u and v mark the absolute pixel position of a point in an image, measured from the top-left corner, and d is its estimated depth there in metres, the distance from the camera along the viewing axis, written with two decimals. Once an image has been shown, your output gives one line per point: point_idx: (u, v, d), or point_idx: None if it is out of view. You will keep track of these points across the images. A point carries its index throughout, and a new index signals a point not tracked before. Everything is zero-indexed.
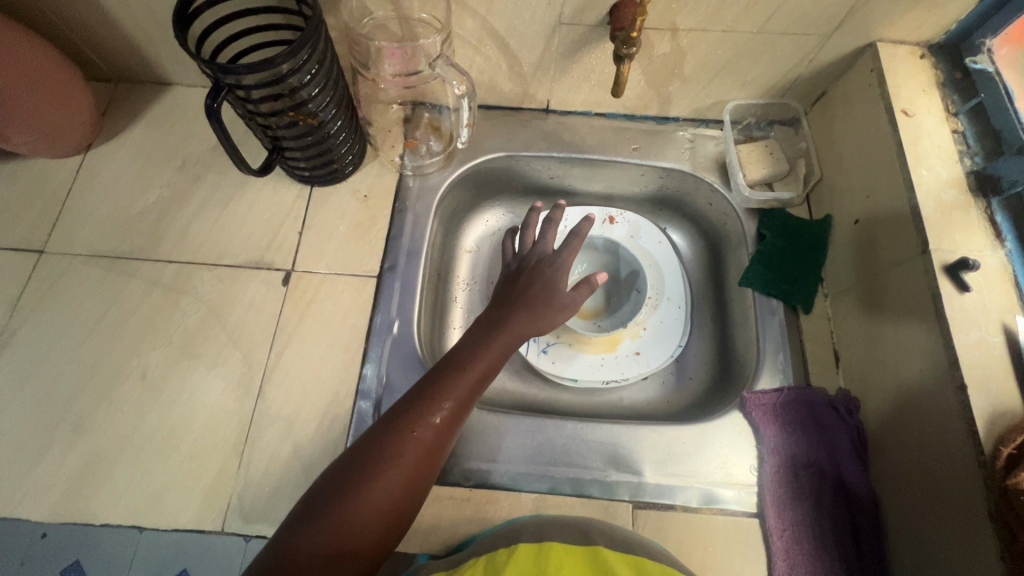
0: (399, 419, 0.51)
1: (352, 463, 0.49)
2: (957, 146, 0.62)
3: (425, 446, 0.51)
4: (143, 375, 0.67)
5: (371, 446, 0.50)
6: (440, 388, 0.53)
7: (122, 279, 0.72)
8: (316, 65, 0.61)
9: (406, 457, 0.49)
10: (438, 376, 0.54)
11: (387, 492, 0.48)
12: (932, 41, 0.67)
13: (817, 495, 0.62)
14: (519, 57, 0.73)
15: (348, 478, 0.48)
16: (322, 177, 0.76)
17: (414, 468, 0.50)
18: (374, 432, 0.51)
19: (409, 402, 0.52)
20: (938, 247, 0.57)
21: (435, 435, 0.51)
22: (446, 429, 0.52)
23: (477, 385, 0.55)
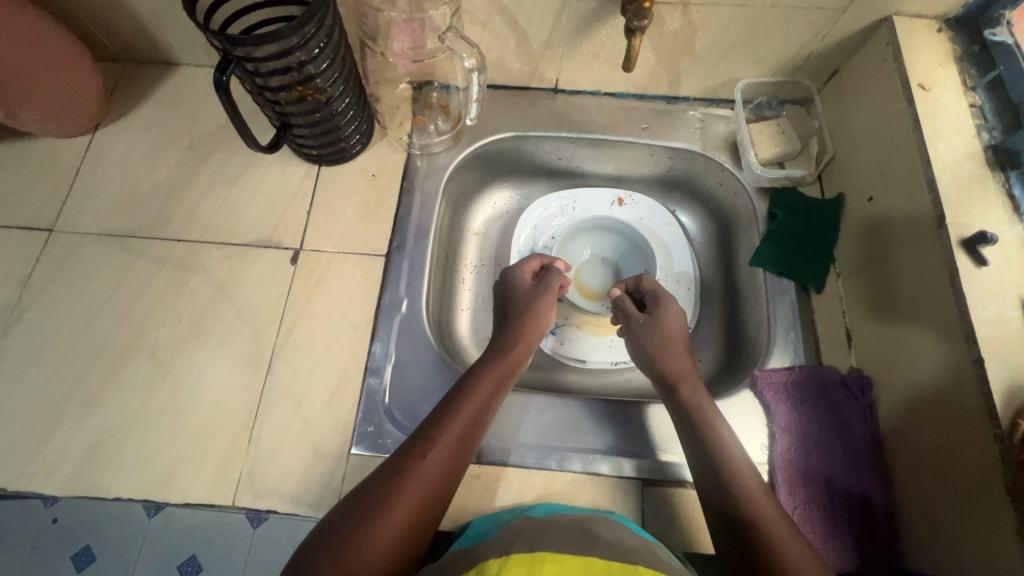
0: (394, 467, 0.52)
1: (358, 505, 0.49)
2: (975, 120, 0.61)
3: (422, 493, 0.51)
4: (152, 352, 0.67)
5: (366, 497, 0.50)
6: (441, 425, 0.55)
7: (132, 257, 0.72)
8: (324, 39, 0.60)
9: (401, 506, 0.49)
10: (432, 423, 0.55)
11: (384, 542, 0.47)
12: (950, 14, 0.66)
13: (709, 469, 0.56)
14: (528, 33, 0.72)
15: (343, 530, 0.47)
16: (330, 156, 0.76)
17: (411, 516, 0.49)
18: (369, 483, 0.51)
19: (404, 452, 0.53)
20: (956, 221, 0.56)
21: (430, 481, 0.51)
22: (442, 475, 0.52)
23: (470, 430, 0.56)
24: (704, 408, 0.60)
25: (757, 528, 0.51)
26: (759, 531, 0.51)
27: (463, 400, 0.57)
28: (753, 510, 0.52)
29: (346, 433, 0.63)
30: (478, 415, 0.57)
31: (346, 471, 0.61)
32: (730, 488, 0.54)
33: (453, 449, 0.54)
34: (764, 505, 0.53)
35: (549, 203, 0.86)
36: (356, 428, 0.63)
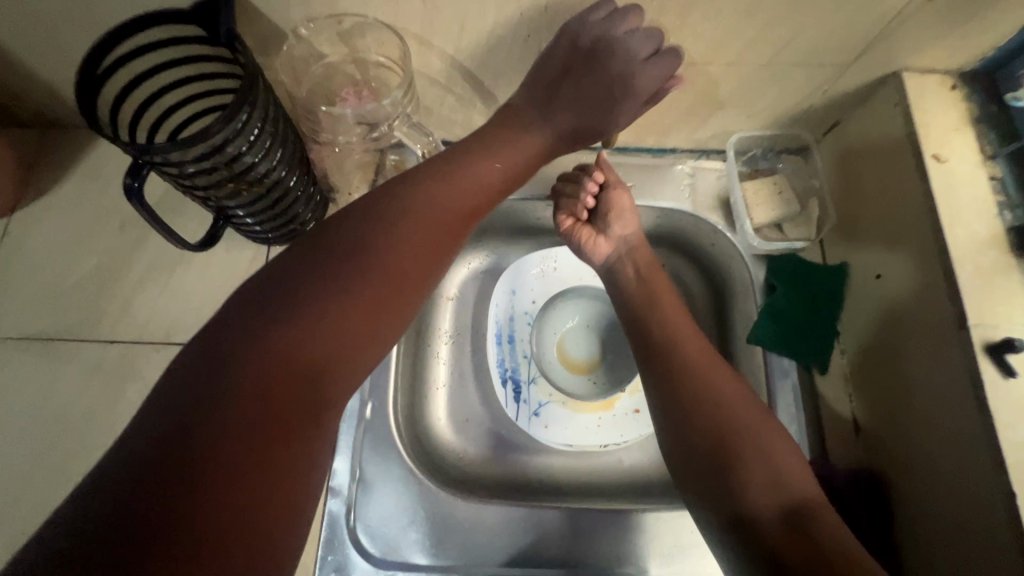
0: (383, 205, 0.47)
1: (307, 275, 0.42)
2: (995, 196, 0.55)
3: (384, 281, 0.43)
4: (87, 477, 0.60)
5: (310, 281, 0.41)
6: (421, 205, 0.48)
7: (60, 365, 0.64)
8: (259, 127, 0.52)
9: (374, 288, 0.43)
10: (406, 194, 0.48)
11: (330, 339, 0.39)
12: (964, 69, 0.59)
13: (674, 362, 0.58)
14: (496, 95, 0.64)
15: (279, 332, 0.38)
16: (281, 237, 0.68)
17: (371, 316, 0.42)
18: (304, 253, 0.43)
19: (356, 225, 0.45)
20: (979, 322, 0.50)
21: (387, 299, 0.43)
22: (405, 277, 0.45)
23: (428, 256, 0.47)
24: (659, 300, 0.63)
25: (723, 420, 0.54)
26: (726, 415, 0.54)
27: (429, 193, 0.49)
28: (719, 400, 0.54)
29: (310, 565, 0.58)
30: (464, 215, 0.51)
31: None
32: (689, 376, 0.56)
33: (418, 260, 0.46)
34: (725, 388, 0.55)
35: (531, 266, 0.79)
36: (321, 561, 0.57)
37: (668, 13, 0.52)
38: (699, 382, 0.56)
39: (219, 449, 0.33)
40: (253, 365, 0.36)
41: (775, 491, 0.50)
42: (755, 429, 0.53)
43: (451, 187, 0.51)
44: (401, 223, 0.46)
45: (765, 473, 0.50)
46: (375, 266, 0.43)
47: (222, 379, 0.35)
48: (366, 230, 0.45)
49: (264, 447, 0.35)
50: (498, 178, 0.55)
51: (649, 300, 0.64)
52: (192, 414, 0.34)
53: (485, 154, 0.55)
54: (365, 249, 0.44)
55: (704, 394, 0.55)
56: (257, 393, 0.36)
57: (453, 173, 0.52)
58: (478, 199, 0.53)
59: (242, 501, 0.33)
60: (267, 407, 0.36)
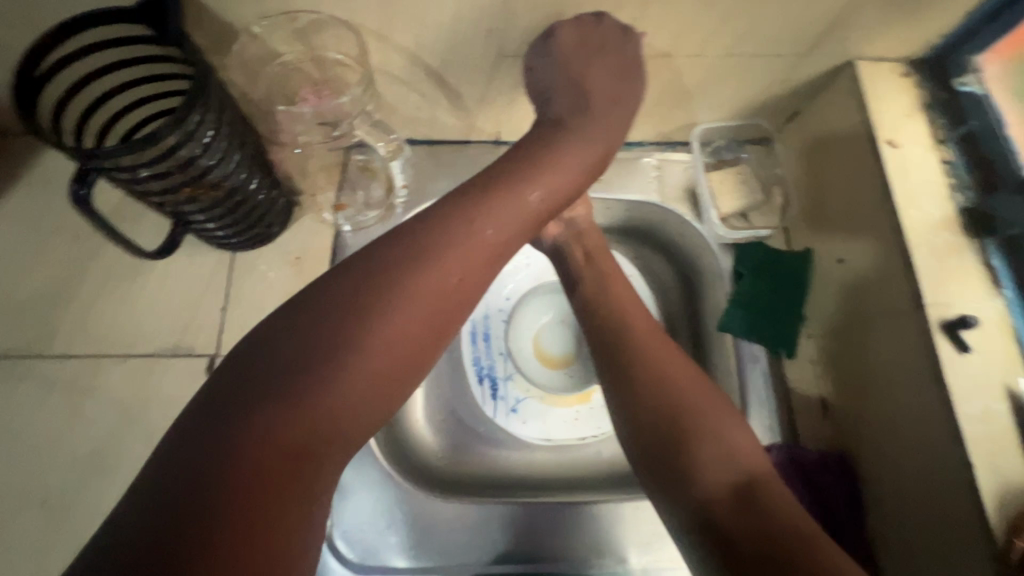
0: (426, 228, 0.43)
1: (354, 280, 0.40)
2: (948, 179, 0.56)
3: (424, 309, 0.40)
4: (46, 499, 0.57)
5: (347, 311, 0.38)
6: (483, 208, 0.45)
7: (13, 383, 0.61)
8: (212, 129, 0.50)
9: (415, 306, 0.40)
10: (471, 200, 0.45)
11: (364, 371, 0.38)
12: (915, 56, 0.61)
13: (626, 344, 0.58)
14: (460, 91, 0.63)
15: (306, 369, 0.36)
16: (245, 242, 0.66)
17: (409, 349, 0.40)
18: (344, 272, 0.41)
19: (396, 247, 0.42)
20: (935, 302, 0.52)
21: (423, 324, 0.41)
22: (446, 303, 0.42)
23: (474, 273, 0.44)
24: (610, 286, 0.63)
25: (673, 401, 0.53)
26: (673, 395, 0.53)
27: (481, 209, 0.45)
28: (666, 378, 0.55)
29: None
30: (543, 215, 0.49)
31: None
32: (640, 358, 0.56)
33: (465, 279, 0.43)
34: (673, 368, 0.55)
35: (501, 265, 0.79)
36: None
37: (625, 5, 0.52)
38: (646, 362, 0.56)
39: (237, 492, 0.32)
40: (274, 406, 0.35)
41: (718, 468, 0.49)
42: (701, 407, 0.53)
43: (533, 196, 0.48)
44: (450, 244, 0.43)
45: (708, 448, 0.50)
46: (418, 291, 0.40)
47: (243, 418, 0.34)
48: (409, 250, 0.41)
49: (285, 489, 0.34)
50: (569, 185, 0.51)
51: (600, 287, 0.63)
52: (216, 459, 0.33)
53: (573, 161, 0.52)
54: (408, 267, 0.41)
55: (652, 373, 0.55)
56: (283, 436, 0.35)
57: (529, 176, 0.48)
58: (537, 214, 0.48)
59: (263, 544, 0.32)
60: (288, 447, 0.35)
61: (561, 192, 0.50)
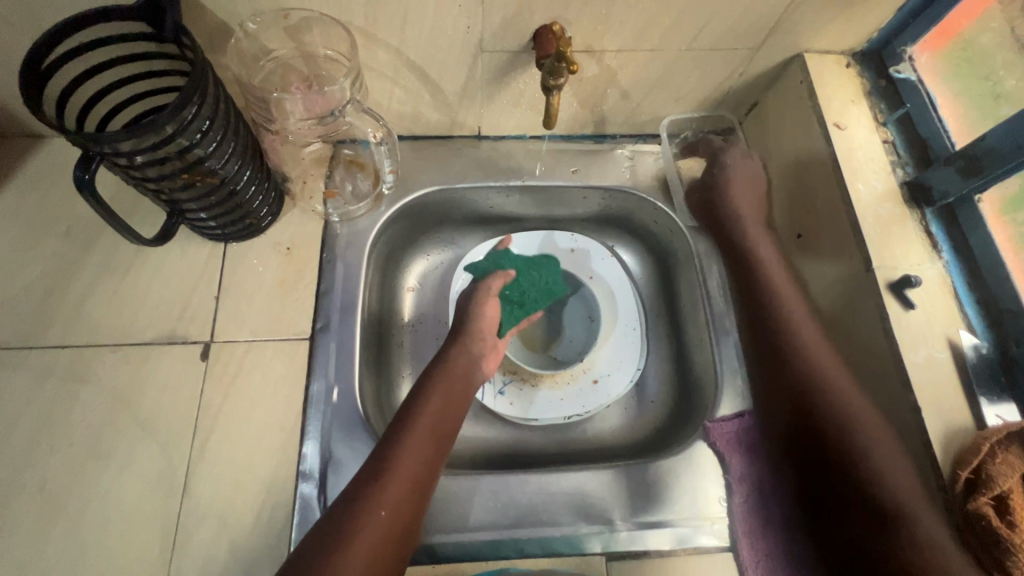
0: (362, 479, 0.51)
1: (313, 545, 0.46)
2: (889, 157, 0.62)
3: (389, 516, 0.49)
4: (43, 486, 0.58)
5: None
6: (398, 439, 0.54)
7: (6, 374, 0.62)
8: (208, 119, 0.53)
9: (382, 511, 0.49)
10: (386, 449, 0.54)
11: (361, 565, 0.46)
12: (856, 49, 0.67)
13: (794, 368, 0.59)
14: (442, 86, 0.67)
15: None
16: (238, 233, 0.68)
17: (379, 547, 0.48)
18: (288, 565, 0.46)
19: (327, 535, 0.47)
20: (882, 264, 0.57)
21: (397, 513, 0.50)
22: (399, 525, 0.50)
23: (406, 496, 0.51)
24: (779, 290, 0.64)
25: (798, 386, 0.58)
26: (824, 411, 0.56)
27: (387, 479, 0.51)
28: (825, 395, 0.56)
29: (282, 549, 0.58)
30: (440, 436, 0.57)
31: None
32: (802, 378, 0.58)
33: (393, 484, 0.51)
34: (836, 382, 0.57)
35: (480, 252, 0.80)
36: (291, 543, 0.58)
37: (592, 4, 0.57)
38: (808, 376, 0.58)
39: None
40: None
41: (830, 447, 0.54)
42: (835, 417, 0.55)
43: (427, 443, 0.55)
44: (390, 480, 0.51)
45: (857, 451, 0.53)
46: (367, 538, 0.47)
47: None
48: (341, 528, 0.47)
49: None
50: (440, 431, 0.57)
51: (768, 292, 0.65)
52: None
53: (446, 418, 0.58)
54: (344, 544, 0.46)
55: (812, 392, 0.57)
56: None
57: (419, 434, 0.55)
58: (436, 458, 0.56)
59: None
60: None
61: (438, 438, 0.56)
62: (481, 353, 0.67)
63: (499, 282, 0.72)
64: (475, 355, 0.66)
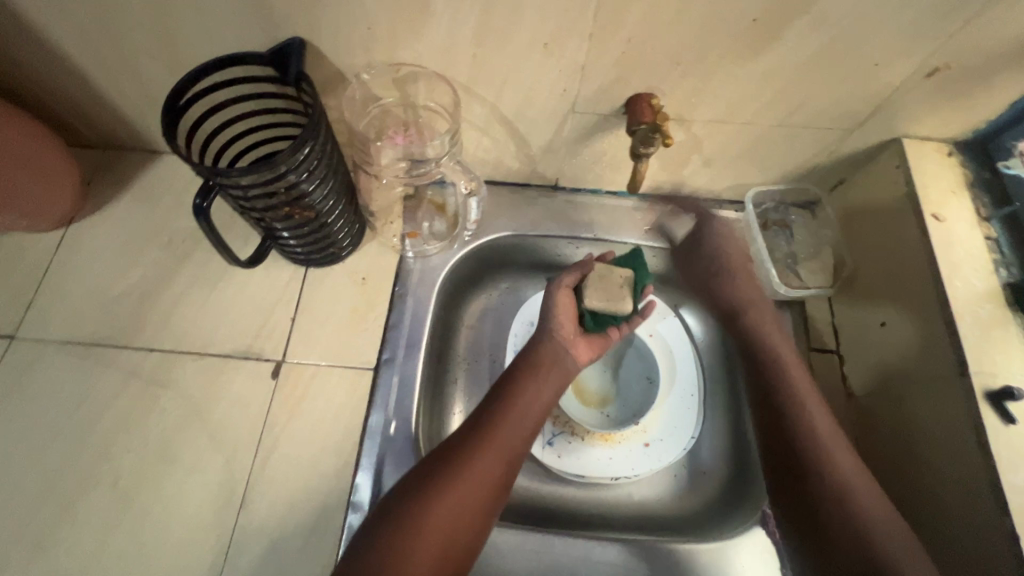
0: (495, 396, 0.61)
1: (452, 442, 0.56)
2: (992, 254, 0.59)
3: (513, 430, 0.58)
4: (116, 481, 0.62)
5: (390, 521, 0.50)
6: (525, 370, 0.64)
7: (99, 369, 0.67)
8: (317, 159, 0.57)
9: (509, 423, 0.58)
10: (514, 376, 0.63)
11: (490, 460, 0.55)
12: (959, 138, 0.65)
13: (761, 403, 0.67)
14: (529, 140, 0.70)
15: (389, 542, 0.48)
16: (318, 260, 0.72)
17: (466, 504, 0.52)
18: (386, 505, 0.52)
19: (421, 483, 0.52)
20: (979, 369, 0.54)
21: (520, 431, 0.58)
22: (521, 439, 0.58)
23: (495, 467, 0.55)
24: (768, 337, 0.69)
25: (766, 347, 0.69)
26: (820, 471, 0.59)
27: (498, 420, 0.58)
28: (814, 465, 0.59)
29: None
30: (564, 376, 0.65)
31: None
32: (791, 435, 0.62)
33: (485, 451, 0.55)
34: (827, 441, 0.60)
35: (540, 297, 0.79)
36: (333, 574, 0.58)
37: (688, 77, 0.58)
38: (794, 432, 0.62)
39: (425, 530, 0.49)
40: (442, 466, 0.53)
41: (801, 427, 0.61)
42: (828, 478, 0.58)
43: (519, 421, 0.59)
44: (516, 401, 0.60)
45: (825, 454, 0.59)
46: (470, 479, 0.53)
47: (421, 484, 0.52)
48: (435, 480, 0.52)
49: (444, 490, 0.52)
50: (532, 415, 0.60)
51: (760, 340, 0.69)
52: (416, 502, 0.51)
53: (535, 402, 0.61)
54: (436, 494, 0.51)
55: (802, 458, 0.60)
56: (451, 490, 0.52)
57: (513, 413, 0.59)
58: (526, 437, 0.59)
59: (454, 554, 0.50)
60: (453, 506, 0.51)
61: (529, 418, 0.60)
62: (566, 344, 0.67)
63: (571, 277, 0.68)
64: (560, 352, 0.66)
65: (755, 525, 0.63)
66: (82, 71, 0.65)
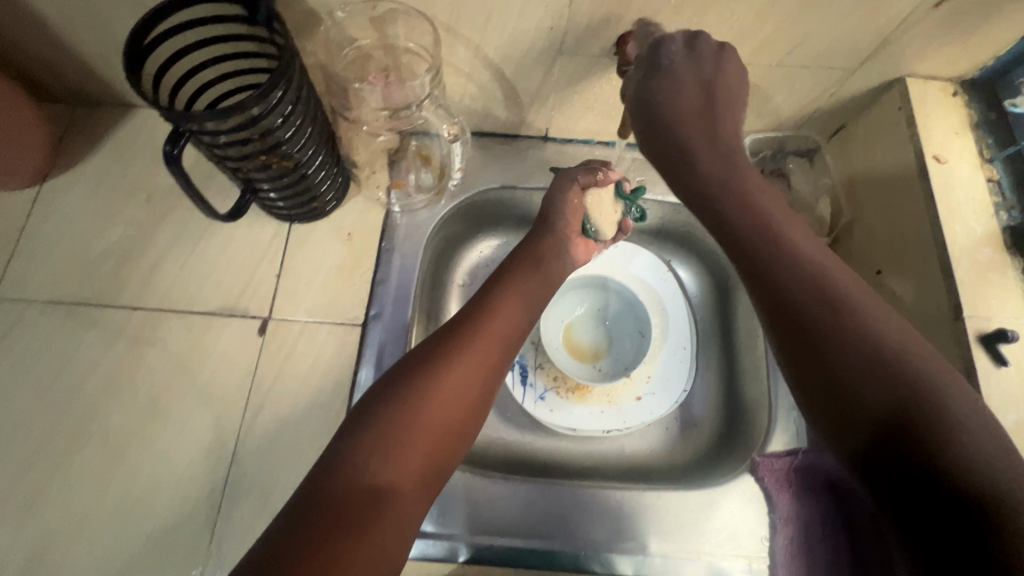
0: (481, 300, 0.59)
1: (442, 335, 0.54)
2: (993, 197, 0.58)
3: (504, 325, 0.57)
4: (107, 438, 0.62)
5: (387, 403, 0.48)
6: (514, 276, 0.62)
7: (83, 329, 0.66)
8: (291, 104, 0.54)
9: (498, 319, 0.57)
10: (506, 281, 0.62)
11: (484, 354, 0.53)
12: (965, 77, 0.62)
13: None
14: (516, 86, 0.67)
15: (384, 421, 0.47)
16: (302, 215, 0.70)
17: (468, 383, 0.51)
18: (381, 389, 0.50)
19: (412, 371, 0.50)
20: (973, 314, 0.53)
21: (510, 329, 0.57)
22: (512, 334, 0.57)
23: (490, 353, 0.54)
24: (766, 209, 0.47)
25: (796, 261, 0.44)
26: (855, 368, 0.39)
27: (488, 315, 0.57)
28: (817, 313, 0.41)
29: None
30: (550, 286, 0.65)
31: None
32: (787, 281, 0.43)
33: (481, 336, 0.54)
34: (843, 300, 0.41)
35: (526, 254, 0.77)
36: None
37: (683, 13, 0.55)
38: (785, 271, 0.43)
39: (420, 422, 0.47)
40: (434, 361, 0.51)
41: (838, 329, 0.40)
42: (837, 329, 0.40)
43: (511, 316, 0.58)
44: (506, 300, 0.59)
45: (836, 324, 0.40)
46: (464, 368, 0.51)
47: (410, 381, 0.50)
48: (431, 363, 0.51)
49: (440, 383, 0.50)
50: (518, 317, 0.59)
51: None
52: (410, 393, 0.49)
53: (523, 302, 0.60)
54: (433, 376, 0.50)
55: (808, 309, 0.41)
56: (446, 384, 0.50)
57: (501, 312, 0.58)
58: (521, 323, 0.59)
59: (448, 446, 0.49)
60: (453, 398, 0.50)
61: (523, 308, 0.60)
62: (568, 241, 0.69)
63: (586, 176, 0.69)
64: (562, 246, 0.68)
65: (745, 472, 0.63)
66: (41, 17, 0.61)
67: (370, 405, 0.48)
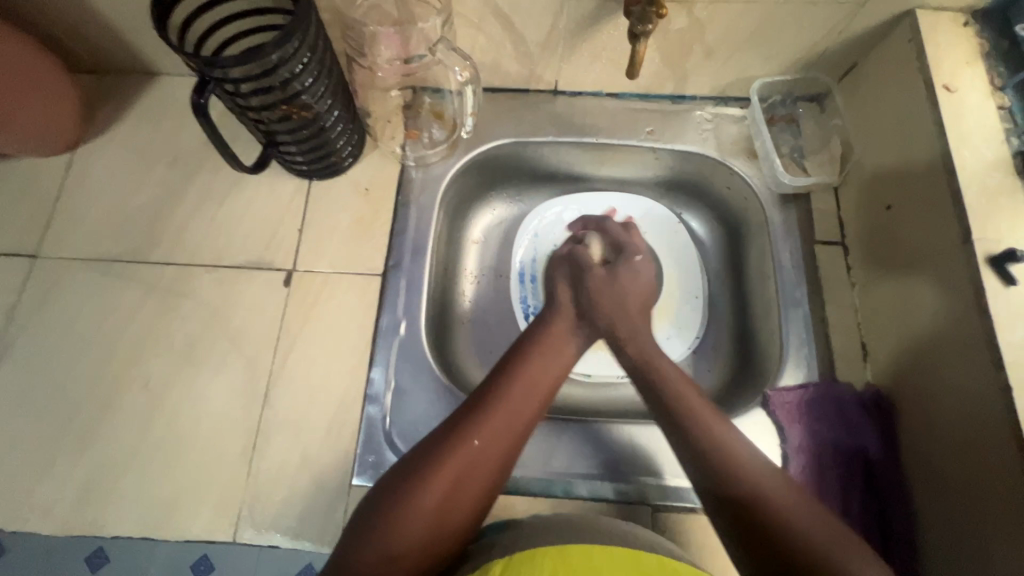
0: (502, 372, 0.54)
1: (454, 419, 0.50)
2: (1004, 123, 0.58)
3: (522, 402, 0.52)
4: (147, 383, 0.65)
5: (387, 500, 0.46)
6: (539, 344, 0.57)
7: (120, 284, 0.69)
8: (308, 54, 0.56)
9: (516, 395, 0.52)
10: (526, 347, 0.57)
11: (494, 438, 0.49)
12: (976, 7, 0.62)
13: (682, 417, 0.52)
14: (525, 36, 0.68)
15: (380, 515, 0.45)
16: (320, 171, 0.72)
17: (473, 474, 0.48)
18: (387, 480, 0.48)
19: (417, 462, 0.48)
20: (982, 236, 0.54)
21: (528, 405, 0.52)
22: (530, 415, 0.52)
23: (501, 436, 0.50)
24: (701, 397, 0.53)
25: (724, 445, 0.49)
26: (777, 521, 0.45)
27: (502, 390, 0.52)
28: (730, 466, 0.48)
29: (348, 461, 0.62)
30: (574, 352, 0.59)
31: (348, 501, 0.61)
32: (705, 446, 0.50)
33: (494, 417, 0.50)
34: (761, 470, 0.48)
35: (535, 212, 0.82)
36: (358, 459, 0.62)
37: None
38: (716, 457, 0.49)
39: (417, 518, 0.45)
40: (438, 447, 0.48)
41: (745, 485, 0.47)
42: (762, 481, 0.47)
43: (526, 387, 0.53)
44: (523, 371, 0.54)
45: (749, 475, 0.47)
46: (469, 457, 0.48)
47: (412, 470, 0.47)
48: (437, 451, 0.48)
49: (442, 474, 0.47)
50: (538, 392, 0.53)
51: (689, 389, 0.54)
52: (410, 484, 0.46)
53: (543, 376, 0.54)
54: (435, 466, 0.47)
55: (728, 471, 0.48)
56: (450, 477, 0.47)
57: (517, 388, 0.52)
58: (543, 398, 0.54)
59: (448, 541, 0.46)
60: (455, 490, 0.47)
61: (546, 379, 0.54)
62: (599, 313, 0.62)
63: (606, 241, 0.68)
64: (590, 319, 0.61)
65: (756, 405, 0.64)
66: None
67: (371, 499, 0.47)
